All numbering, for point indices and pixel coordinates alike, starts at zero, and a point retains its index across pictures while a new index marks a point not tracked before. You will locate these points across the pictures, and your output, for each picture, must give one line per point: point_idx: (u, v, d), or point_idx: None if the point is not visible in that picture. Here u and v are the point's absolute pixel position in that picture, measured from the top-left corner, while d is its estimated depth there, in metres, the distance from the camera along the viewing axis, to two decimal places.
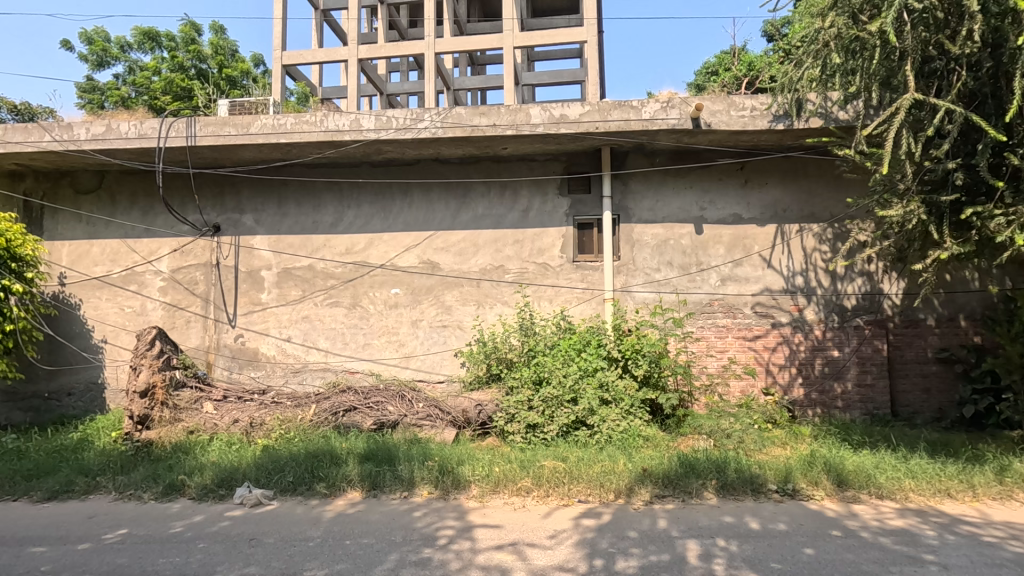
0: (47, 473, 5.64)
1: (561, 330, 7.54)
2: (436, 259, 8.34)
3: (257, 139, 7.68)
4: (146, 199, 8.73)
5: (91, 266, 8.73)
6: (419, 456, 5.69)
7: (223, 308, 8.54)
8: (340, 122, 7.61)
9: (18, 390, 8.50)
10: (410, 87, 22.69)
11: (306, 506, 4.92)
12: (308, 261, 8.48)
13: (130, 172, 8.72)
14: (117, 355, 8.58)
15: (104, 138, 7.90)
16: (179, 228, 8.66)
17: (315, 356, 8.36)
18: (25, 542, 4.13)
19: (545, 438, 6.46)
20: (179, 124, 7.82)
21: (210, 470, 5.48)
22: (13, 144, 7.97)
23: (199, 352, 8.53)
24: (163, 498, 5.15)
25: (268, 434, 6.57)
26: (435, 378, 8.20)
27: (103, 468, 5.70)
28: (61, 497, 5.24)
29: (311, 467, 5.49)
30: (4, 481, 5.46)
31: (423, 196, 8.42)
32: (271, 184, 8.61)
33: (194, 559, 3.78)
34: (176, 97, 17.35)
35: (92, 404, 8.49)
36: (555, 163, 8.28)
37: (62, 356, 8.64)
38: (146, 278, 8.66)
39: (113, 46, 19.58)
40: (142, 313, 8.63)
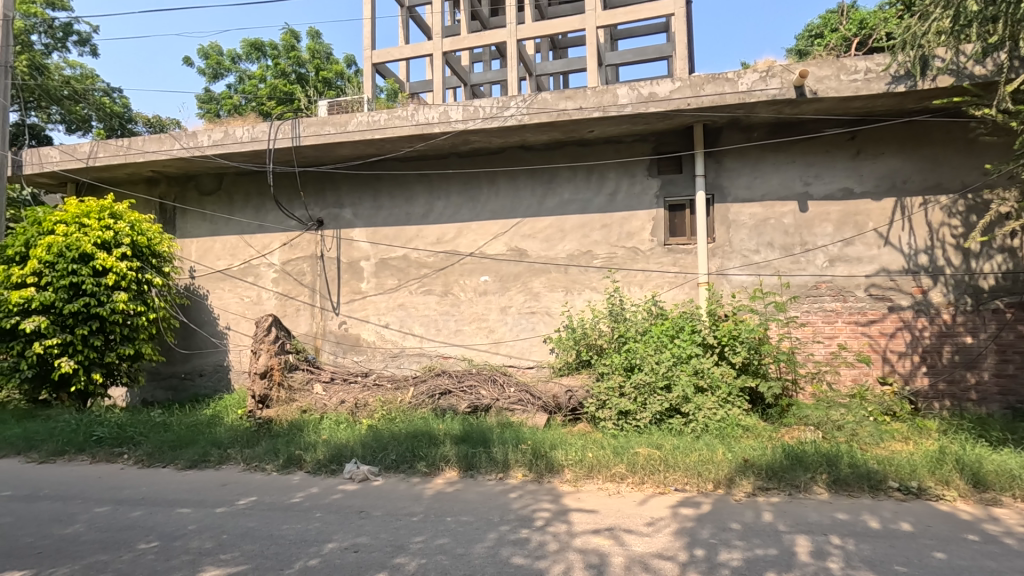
0: (187, 443, 6.37)
1: (653, 316, 7.36)
2: (523, 246, 8.40)
3: (354, 136, 8.10)
4: (258, 198, 9.51)
5: (215, 261, 9.68)
6: (512, 440, 5.82)
7: (327, 296, 9.16)
8: (429, 115, 7.84)
9: (160, 371, 9.66)
10: (493, 76, 22.94)
11: (408, 483, 5.20)
12: (403, 251, 8.87)
13: (244, 173, 9.53)
14: (239, 341, 9.49)
15: (223, 144, 8.69)
16: (287, 223, 9.37)
17: (411, 341, 8.75)
18: (173, 504, 4.71)
19: (638, 425, 6.33)
20: (285, 126, 8.42)
21: (322, 447, 5.93)
22: (149, 153, 8.98)
23: (308, 338, 9.20)
24: (283, 470, 5.66)
25: (371, 414, 6.99)
26: (525, 363, 8.28)
27: (232, 442, 6.34)
28: (199, 465, 5.91)
29: (411, 447, 5.78)
30: (155, 450, 6.24)
31: (510, 183, 8.49)
32: (367, 178, 9.06)
33: (312, 527, 4.13)
34: (279, 101, 18.69)
35: (220, 384, 9.46)
36: (642, 143, 8.02)
37: (194, 341, 9.69)
38: (261, 270, 9.46)
39: (225, 59, 21.42)
40: (258, 302, 9.46)
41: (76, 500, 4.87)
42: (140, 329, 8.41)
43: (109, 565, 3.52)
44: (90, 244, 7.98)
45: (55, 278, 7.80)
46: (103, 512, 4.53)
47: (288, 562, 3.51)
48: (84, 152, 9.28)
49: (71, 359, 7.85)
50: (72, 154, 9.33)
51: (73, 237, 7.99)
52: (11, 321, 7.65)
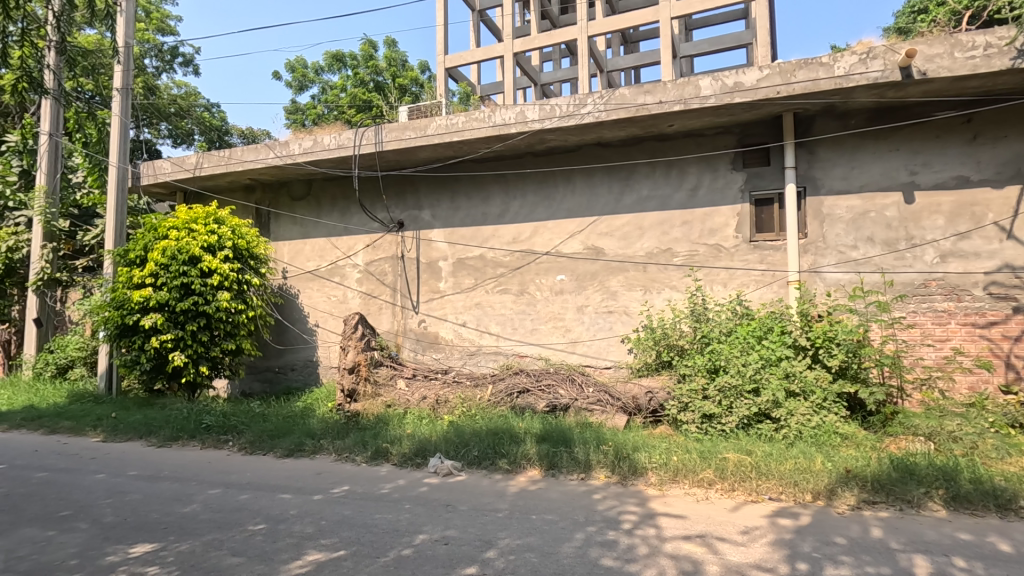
0: (284, 433, 6.79)
1: (738, 316, 7.05)
2: (600, 245, 8.30)
3: (433, 139, 8.34)
4: (344, 202, 9.99)
5: (305, 262, 10.28)
6: (593, 440, 5.77)
7: (408, 296, 9.46)
8: (506, 116, 7.91)
9: (257, 365, 10.38)
10: (563, 75, 22.84)
11: (491, 479, 5.27)
12: (479, 251, 9.01)
13: (331, 179, 10.03)
14: (327, 337, 10.01)
15: (313, 151, 9.21)
16: (370, 225, 9.77)
17: (488, 340, 8.88)
18: (275, 489, 5.04)
19: (724, 429, 6.07)
20: (369, 133, 8.79)
21: (408, 441, 6.14)
22: (247, 162, 9.66)
23: (390, 335, 9.56)
24: (372, 462, 5.91)
25: (452, 411, 7.15)
26: (602, 363, 8.19)
27: (324, 433, 6.70)
28: (296, 454, 6.29)
29: (493, 444, 5.86)
30: (256, 438, 6.71)
31: (586, 181, 8.41)
32: (445, 180, 9.29)
33: (403, 517, 4.28)
34: (359, 109, 19.54)
35: (310, 378, 10.04)
36: (726, 136, 7.68)
37: (286, 337, 10.33)
38: (346, 271, 9.93)
39: (310, 71, 22.68)
40: (344, 301, 9.94)
41: (191, 482, 5.32)
42: (240, 326, 9.09)
43: (224, 543, 3.81)
44: (198, 247, 8.70)
45: (169, 279, 8.54)
46: (215, 494, 4.92)
47: (383, 550, 3.65)
48: (192, 163, 10.12)
49: (182, 352, 8.57)
50: (182, 165, 10.21)
51: (183, 241, 8.73)
52: (133, 317, 8.45)
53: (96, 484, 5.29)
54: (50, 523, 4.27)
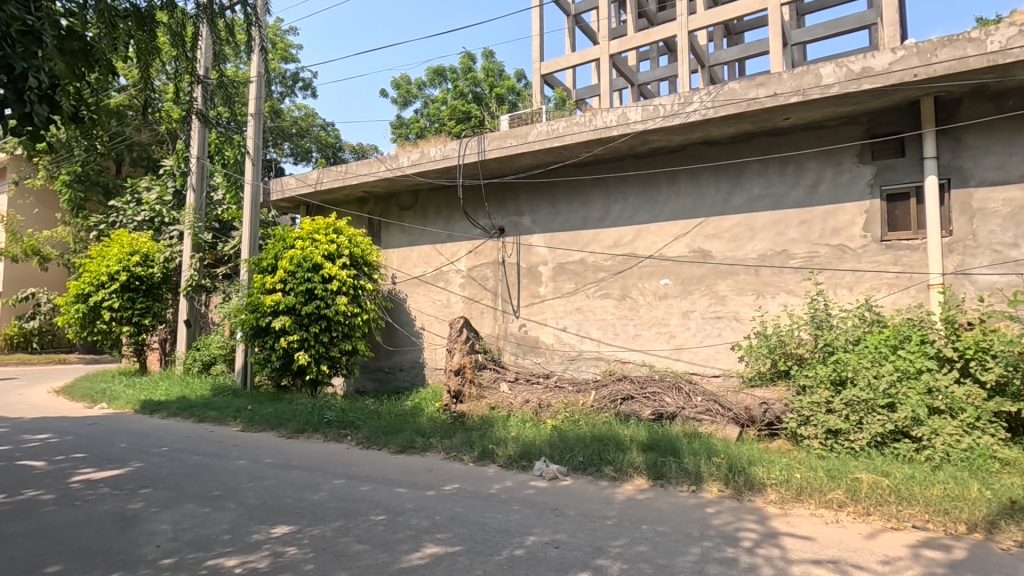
0: (396, 430, 7.19)
1: (866, 323, 6.44)
2: (707, 247, 7.94)
3: (534, 146, 8.47)
4: (448, 210, 10.40)
5: (412, 268, 10.82)
6: (704, 452, 5.51)
7: (509, 300, 9.63)
8: (607, 118, 7.84)
9: (369, 364, 11.07)
10: (661, 73, 22.21)
11: (598, 485, 5.22)
12: (580, 255, 8.98)
13: (436, 188, 10.49)
14: (433, 340, 10.46)
15: (420, 163, 9.68)
16: (473, 232, 10.09)
17: (589, 345, 8.81)
18: (392, 483, 5.34)
19: (853, 447, 5.54)
20: (473, 142, 9.10)
21: (513, 443, 6.24)
22: (361, 175, 10.35)
23: (491, 339, 9.78)
24: (479, 462, 6.08)
25: (554, 415, 7.18)
26: (710, 371, 7.81)
27: (433, 431, 7.00)
28: (407, 451, 6.62)
29: (598, 450, 5.79)
30: (372, 434, 7.16)
31: (692, 181, 8.10)
32: (545, 186, 9.37)
33: (513, 518, 4.35)
34: (459, 120, 20.26)
35: (417, 378, 10.55)
36: (851, 126, 7.07)
37: (396, 339, 10.93)
38: (450, 276, 10.31)
39: (413, 87, 23.91)
40: (448, 305, 10.33)
41: (317, 472, 5.79)
42: (356, 328, 9.75)
43: (351, 530, 4.10)
44: (319, 256, 9.47)
45: (295, 285, 9.36)
46: (340, 484, 5.31)
47: (497, 549, 3.74)
48: (313, 179, 11.03)
49: (306, 352, 9.35)
50: (305, 181, 11.17)
51: (307, 250, 9.54)
52: (266, 319, 9.37)
53: (239, 469, 5.91)
54: (204, 501, 4.83)
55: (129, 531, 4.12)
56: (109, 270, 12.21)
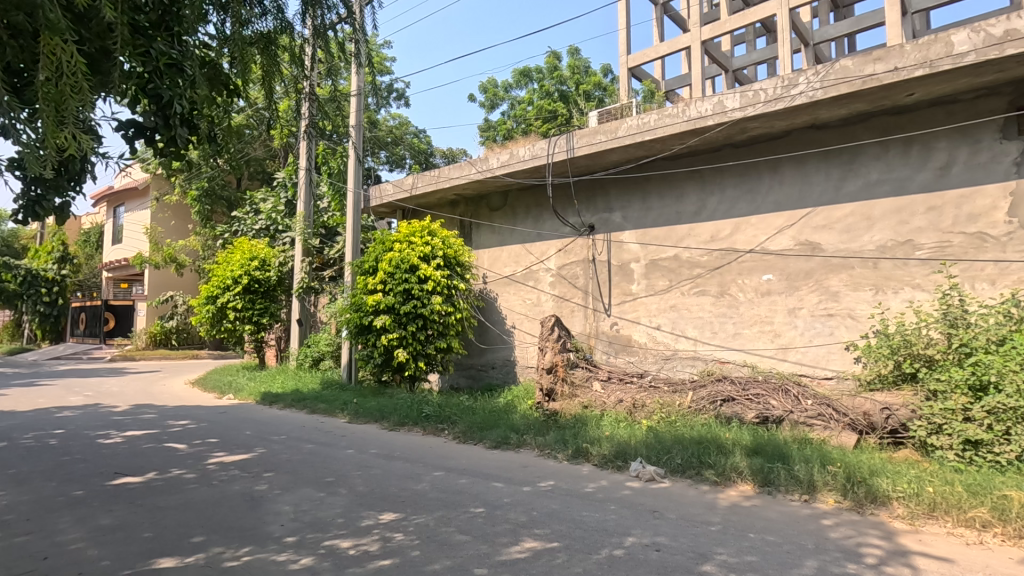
0: (491, 426, 7.35)
1: (1013, 321, 5.66)
2: (816, 239, 7.37)
3: (624, 141, 8.31)
4: (537, 209, 10.47)
5: (503, 268, 11.01)
6: (817, 459, 5.13)
7: (599, 298, 9.51)
8: (702, 108, 7.53)
9: (463, 362, 11.41)
10: (759, 56, 20.91)
11: (698, 490, 5.03)
12: (674, 251, 8.68)
13: (525, 188, 10.59)
14: (524, 338, 10.57)
15: (510, 164, 9.82)
16: (562, 230, 10.08)
17: (685, 344, 8.50)
18: (488, 477, 5.47)
19: (999, 460, 4.89)
20: (561, 141, 9.10)
21: (607, 442, 6.16)
22: (453, 179, 10.69)
23: (582, 337, 9.71)
24: (573, 460, 6.06)
25: (650, 416, 7.01)
26: (821, 373, 7.25)
27: (526, 429, 7.08)
28: (502, 446, 6.76)
29: (698, 453, 5.58)
30: (468, 429, 7.36)
31: (797, 169, 7.56)
32: (635, 181, 9.17)
33: (610, 518, 4.30)
34: (545, 119, 20.31)
35: (508, 376, 10.72)
36: (990, 98, 6.26)
37: (488, 337, 11.17)
38: (540, 275, 10.36)
39: (500, 89, 24.32)
40: (539, 304, 10.39)
41: (418, 463, 6.06)
42: (450, 326, 10.07)
43: (452, 521, 4.25)
44: (415, 258, 9.91)
45: (394, 285, 9.87)
46: (440, 476, 5.53)
47: (595, 548, 3.71)
48: (409, 184, 11.55)
49: (405, 349, 9.81)
50: (401, 187, 11.72)
51: (405, 252, 10.01)
52: (368, 318, 9.95)
53: (348, 458, 6.33)
54: (319, 486, 5.23)
55: (257, 510, 4.55)
56: (234, 274, 13.56)
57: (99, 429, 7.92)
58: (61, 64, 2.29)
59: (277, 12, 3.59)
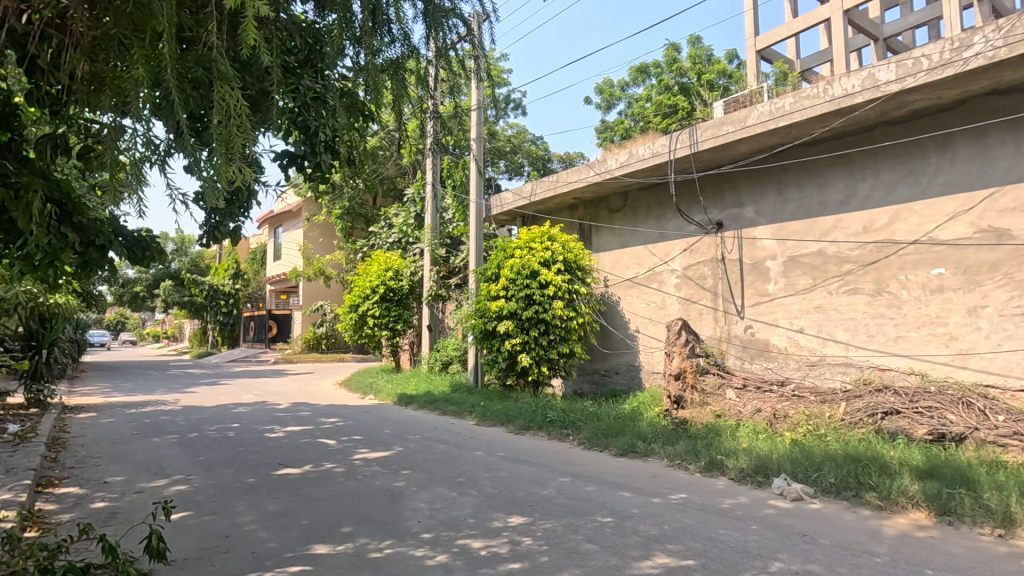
0: (617, 433, 7.17)
1: None
2: (1003, 225, 6.24)
3: (755, 129, 7.72)
4: (659, 209, 10.08)
5: (625, 270, 10.73)
6: (1014, 486, 4.30)
7: (731, 300, 8.89)
8: (848, 85, 6.75)
9: (586, 367, 11.30)
10: (916, 19, 18.32)
11: (857, 514, 4.46)
12: (818, 246, 7.84)
13: (646, 188, 10.26)
14: (649, 343, 10.20)
15: (629, 163, 9.57)
16: (687, 229, 9.60)
17: (834, 349, 7.64)
18: (616, 486, 5.34)
19: None
20: (684, 135, 8.68)
21: (745, 455, 5.71)
22: (571, 183, 10.67)
23: (713, 342, 9.14)
24: (707, 473, 5.71)
25: (794, 428, 6.38)
26: (1015, 384, 6.12)
27: (654, 437, 6.81)
28: (629, 454, 6.56)
29: (856, 472, 4.96)
30: (593, 435, 7.26)
31: (976, 144, 6.46)
32: (769, 172, 8.46)
33: (752, 539, 3.97)
34: (665, 115, 19.56)
35: (633, 382, 10.42)
36: None
37: (611, 341, 10.95)
38: (665, 277, 9.95)
39: (616, 89, 23.91)
40: (664, 307, 9.97)
41: (545, 468, 6.09)
42: (572, 331, 10.03)
43: (580, 529, 4.20)
44: (536, 263, 10.05)
45: (516, 291, 10.08)
46: (566, 482, 5.50)
47: (736, 570, 3.44)
48: (528, 191, 11.74)
49: (528, 354, 9.96)
50: (520, 194, 11.95)
51: (526, 258, 10.19)
52: (492, 324, 10.24)
53: (477, 460, 6.54)
54: (451, 485, 5.46)
55: (396, 505, 4.85)
56: (372, 284, 14.78)
57: (266, 424, 9.02)
58: (230, 107, 2.65)
59: (404, 38, 3.80)
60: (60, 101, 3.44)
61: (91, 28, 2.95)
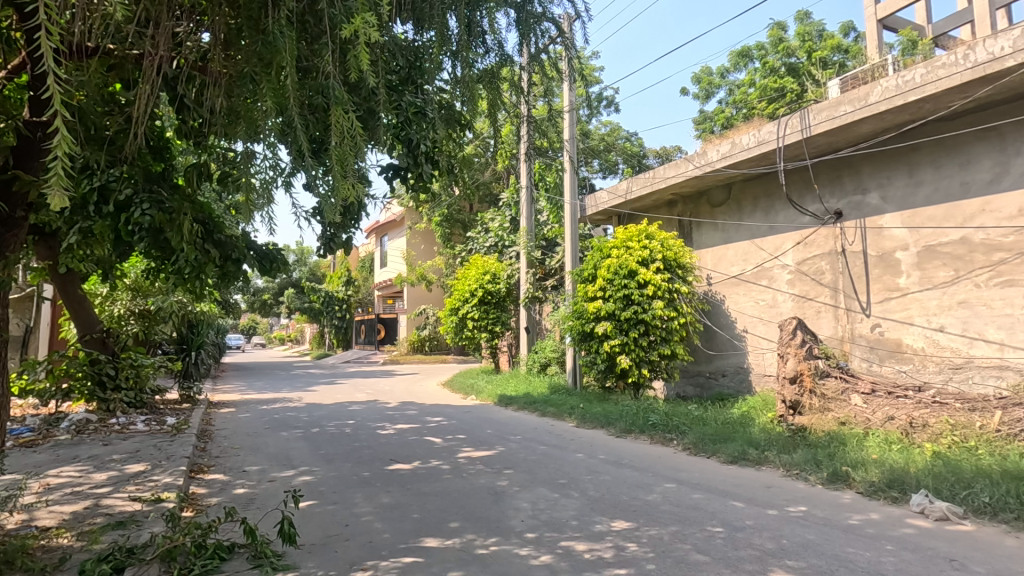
0: (726, 439, 6.80)
1: None
2: None
3: (879, 107, 6.99)
4: (767, 200, 9.44)
5: (730, 267, 10.15)
6: None
7: (855, 296, 8.10)
8: (996, 47, 5.92)
9: (689, 369, 10.83)
10: None
11: (1020, 540, 3.87)
12: (960, 233, 6.94)
13: (751, 178, 9.65)
14: (759, 343, 9.58)
15: (732, 154, 9.05)
16: (800, 221, 8.89)
17: (985, 350, 6.71)
18: (727, 495, 5.06)
19: None
20: (794, 120, 8.07)
21: (876, 467, 5.18)
22: (669, 178, 10.28)
23: (834, 342, 8.38)
24: (830, 484, 5.25)
25: (935, 439, 5.69)
26: None
27: (768, 444, 6.38)
28: (740, 462, 6.19)
29: (1017, 491, 4.31)
30: (699, 440, 6.94)
31: None
32: (897, 153, 7.63)
33: (887, 561, 3.58)
34: (770, 99, 18.31)
35: (742, 385, 9.82)
36: None
37: (716, 342, 10.39)
38: (775, 273, 9.28)
39: (716, 76, 22.76)
40: (775, 305, 9.31)
41: (648, 473, 5.92)
42: (673, 332, 9.67)
43: (688, 538, 4.03)
44: (634, 263, 9.83)
45: (614, 292, 9.91)
46: (671, 489, 5.30)
47: None
48: (623, 189, 11.51)
49: (627, 356, 9.75)
50: (616, 193, 11.74)
51: (623, 258, 10.00)
52: (589, 325, 10.15)
53: (578, 462, 6.51)
54: (553, 486, 5.48)
55: (500, 504, 4.95)
56: (471, 288, 15.25)
57: (378, 422, 9.61)
58: (345, 129, 2.87)
59: (498, 47, 3.90)
60: (202, 134, 3.89)
61: (226, 67, 3.32)
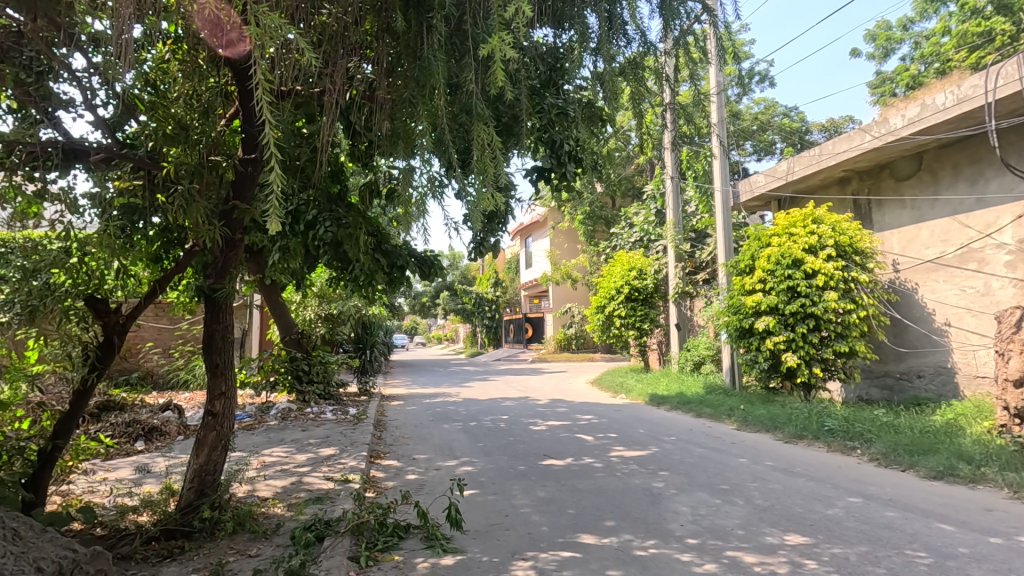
0: (927, 451, 5.83)
1: None
2: None
3: None
4: (973, 167, 7.95)
5: (923, 250, 8.68)
6: None
7: None
8: None
9: (874, 368, 9.49)
10: None
11: None
12: None
13: (949, 143, 8.18)
14: (967, 339, 8.07)
15: (921, 118, 7.75)
16: (1020, 189, 7.34)
17: None
18: (931, 516, 4.34)
19: None
20: (1009, 67, 6.67)
21: None
22: (840, 153, 9.10)
23: None
24: None
25: None
26: None
27: (986, 459, 5.36)
28: (947, 478, 5.27)
29: None
30: (891, 450, 6.06)
31: None
32: None
33: None
34: (973, 48, 15.35)
35: (945, 388, 8.36)
36: None
37: (909, 338, 8.97)
38: (987, 254, 7.77)
39: (897, 30, 19.67)
40: (989, 293, 7.77)
41: (827, 484, 5.31)
42: (852, 327, 8.57)
43: (882, 561, 3.54)
44: (799, 251, 8.92)
45: (775, 284, 9.07)
46: (857, 504, 4.69)
47: None
48: (784, 170, 10.44)
49: (795, 353, 8.84)
50: (775, 174, 10.68)
51: (785, 246, 9.13)
52: (748, 320, 9.38)
53: (742, 467, 6.06)
54: (715, 492, 5.17)
55: (657, 506, 4.80)
56: (617, 284, 15.01)
57: (531, 418, 9.89)
58: (485, 142, 3.08)
59: (640, 37, 3.79)
60: (370, 155, 4.36)
61: (390, 92, 3.67)
